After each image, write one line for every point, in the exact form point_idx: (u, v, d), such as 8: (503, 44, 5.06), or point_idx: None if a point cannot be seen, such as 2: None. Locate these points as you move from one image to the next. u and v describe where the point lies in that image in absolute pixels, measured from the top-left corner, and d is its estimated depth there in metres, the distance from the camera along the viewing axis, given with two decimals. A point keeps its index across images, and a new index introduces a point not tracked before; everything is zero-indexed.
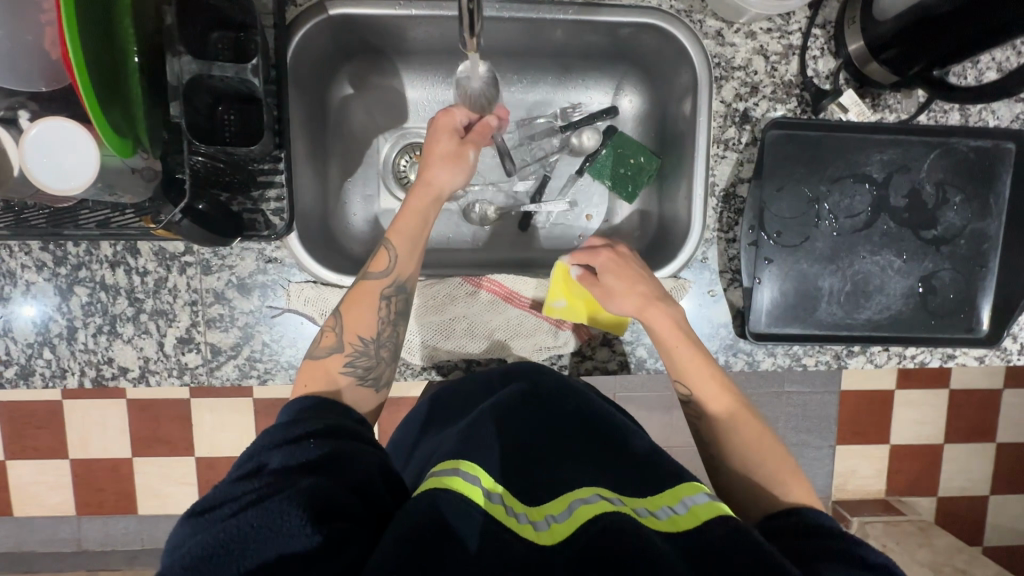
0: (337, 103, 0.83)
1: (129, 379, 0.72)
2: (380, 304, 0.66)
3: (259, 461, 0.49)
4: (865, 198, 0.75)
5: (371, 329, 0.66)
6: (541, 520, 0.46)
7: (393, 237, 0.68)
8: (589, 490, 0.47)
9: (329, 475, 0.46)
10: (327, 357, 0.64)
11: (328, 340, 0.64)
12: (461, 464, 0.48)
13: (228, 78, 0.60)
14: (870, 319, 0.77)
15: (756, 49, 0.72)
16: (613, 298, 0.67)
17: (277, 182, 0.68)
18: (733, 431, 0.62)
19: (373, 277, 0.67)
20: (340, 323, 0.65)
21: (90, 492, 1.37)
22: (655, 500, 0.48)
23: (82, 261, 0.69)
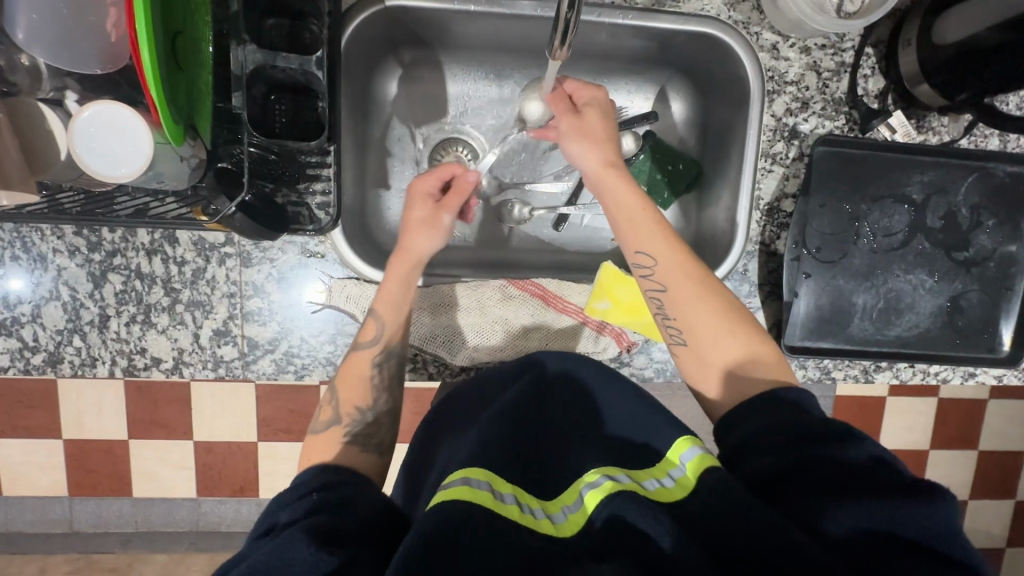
0: (380, 95, 0.81)
1: (162, 370, 0.70)
2: (372, 371, 0.65)
3: (269, 520, 0.48)
4: (903, 218, 0.76)
5: (368, 398, 0.64)
6: (558, 512, 0.49)
7: (380, 305, 0.66)
8: (595, 474, 0.50)
9: (334, 515, 0.47)
10: (327, 431, 0.62)
11: (326, 414, 0.63)
12: (472, 475, 0.48)
13: (292, 70, 0.59)
14: (899, 336, 0.78)
15: (809, 65, 0.72)
16: (584, 137, 0.69)
17: (324, 175, 0.66)
18: (703, 326, 0.61)
19: (363, 347, 0.65)
20: (336, 397, 0.64)
21: (81, 473, 1.26)
22: (658, 471, 0.52)
23: (118, 248, 0.67)
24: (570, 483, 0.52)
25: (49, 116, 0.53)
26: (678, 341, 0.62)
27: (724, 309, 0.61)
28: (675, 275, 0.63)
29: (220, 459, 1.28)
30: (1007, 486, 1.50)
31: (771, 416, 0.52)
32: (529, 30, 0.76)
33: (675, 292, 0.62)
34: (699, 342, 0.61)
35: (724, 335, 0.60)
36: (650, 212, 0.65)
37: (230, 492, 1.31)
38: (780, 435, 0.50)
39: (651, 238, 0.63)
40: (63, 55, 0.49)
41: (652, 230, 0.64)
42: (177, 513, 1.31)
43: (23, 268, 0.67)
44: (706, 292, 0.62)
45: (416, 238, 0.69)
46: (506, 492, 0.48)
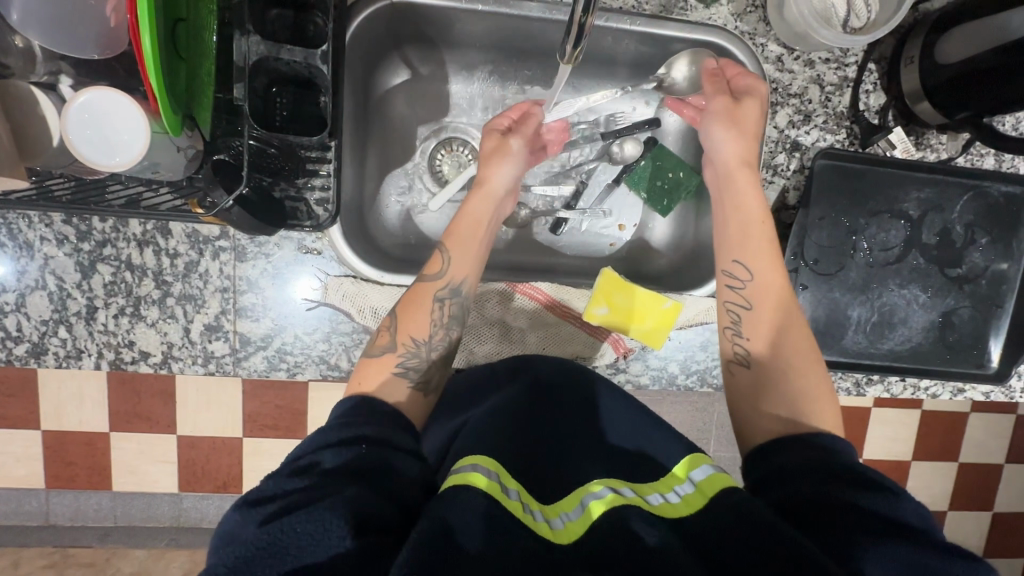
0: (382, 90, 0.80)
1: (150, 364, 0.68)
2: (434, 306, 0.64)
3: (311, 459, 0.45)
4: (900, 233, 0.76)
5: (425, 330, 0.62)
6: (556, 518, 0.48)
7: (453, 248, 0.66)
8: (599, 485, 0.50)
9: (367, 489, 0.43)
10: (381, 356, 0.60)
11: (383, 339, 0.61)
12: (478, 462, 0.48)
13: (296, 62, 0.57)
14: (892, 350, 0.79)
15: (813, 79, 0.73)
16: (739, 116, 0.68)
17: (324, 171, 0.65)
18: (778, 326, 0.62)
19: (429, 278, 0.65)
20: (395, 324, 0.62)
21: (60, 466, 1.24)
22: (665, 484, 0.51)
23: (108, 238, 0.66)
24: (574, 489, 0.51)
25: (40, 99, 0.51)
26: (737, 332, 0.64)
27: (790, 320, 0.63)
28: (767, 265, 0.65)
29: (203, 454, 1.26)
30: (985, 499, 1.53)
31: (812, 453, 0.51)
32: (536, 31, 0.75)
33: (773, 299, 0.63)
34: (761, 329, 0.63)
35: (796, 338, 0.62)
36: (764, 222, 0.67)
37: (213, 488, 1.30)
38: (820, 467, 0.49)
39: (750, 236, 0.66)
40: (60, 38, 0.47)
41: (760, 235, 0.66)
42: (156, 508, 1.30)
43: (8, 256, 0.65)
44: (778, 297, 0.63)
45: (496, 168, 0.71)
46: (510, 488, 0.48)
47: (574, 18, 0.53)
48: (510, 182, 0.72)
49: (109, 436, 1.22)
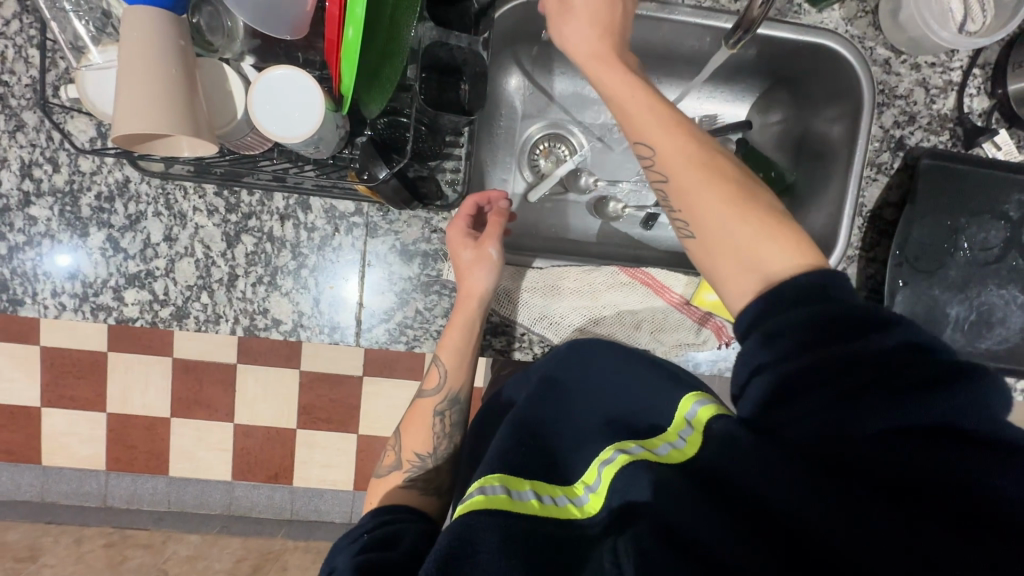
0: (496, 84, 0.85)
1: (280, 332, 0.72)
2: (435, 420, 0.72)
3: (328, 563, 0.54)
4: (999, 233, 0.78)
5: (428, 446, 0.71)
6: (580, 495, 0.52)
7: (442, 354, 0.70)
8: (610, 451, 0.54)
9: (382, 550, 0.53)
10: (389, 475, 0.70)
11: (390, 459, 0.71)
12: (489, 481, 0.50)
13: (460, 48, 0.61)
14: (990, 349, 0.80)
15: (919, 81, 0.75)
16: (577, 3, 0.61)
17: (456, 154, 0.70)
18: (741, 234, 0.55)
19: (428, 394, 0.73)
20: (400, 442, 0.71)
21: (122, 449, 1.36)
22: (672, 434, 0.54)
23: (253, 211, 0.70)
24: (590, 463, 0.56)
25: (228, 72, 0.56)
26: (687, 233, 0.58)
27: (753, 202, 0.55)
28: (670, 147, 0.58)
29: (257, 443, 1.37)
30: None
31: (802, 310, 0.49)
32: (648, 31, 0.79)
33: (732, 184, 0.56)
34: (712, 235, 0.56)
35: (750, 208, 0.55)
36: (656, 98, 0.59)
37: (264, 477, 1.39)
38: (819, 339, 0.47)
39: (689, 164, 0.57)
40: (264, 20, 0.53)
41: (645, 116, 0.59)
42: (209, 494, 1.40)
43: (163, 224, 0.70)
44: (750, 201, 0.55)
45: (477, 277, 0.69)
46: (525, 490, 0.51)
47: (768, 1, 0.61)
48: (489, 290, 0.70)
49: (168, 421, 1.36)
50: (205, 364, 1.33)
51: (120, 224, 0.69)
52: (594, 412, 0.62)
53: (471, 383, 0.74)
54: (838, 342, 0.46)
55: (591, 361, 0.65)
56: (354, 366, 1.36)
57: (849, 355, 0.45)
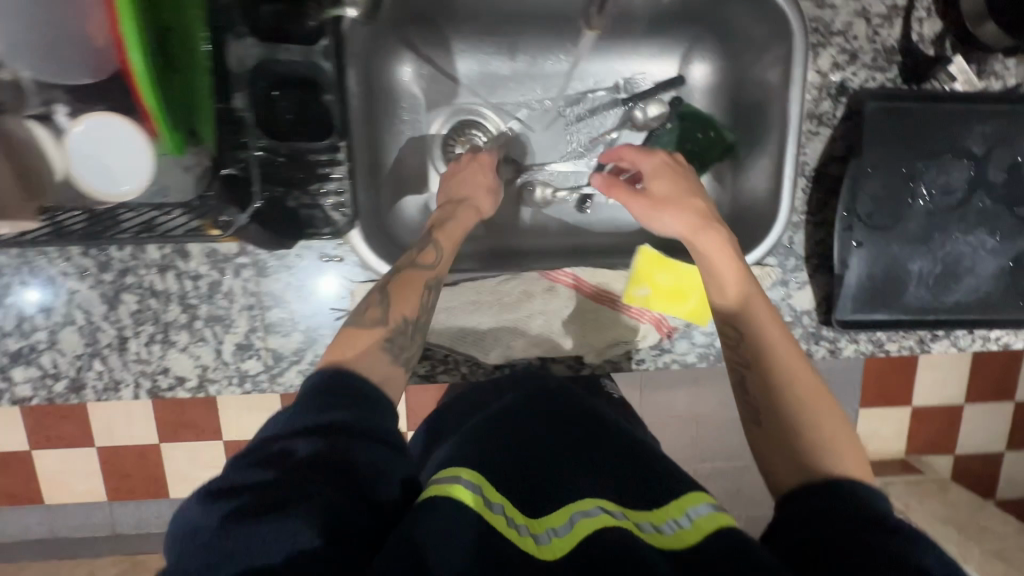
0: (384, 78, 0.75)
1: (187, 389, 0.68)
2: (428, 294, 0.60)
3: (279, 433, 0.44)
4: (963, 174, 0.70)
5: (417, 311, 0.58)
6: (544, 534, 0.40)
7: (443, 236, 0.64)
8: (589, 500, 0.42)
9: (318, 472, 0.40)
10: (370, 329, 0.55)
11: (373, 313, 0.57)
12: (460, 473, 0.43)
13: (296, 61, 0.56)
14: (958, 302, 0.73)
15: (858, 12, 0.65)
16: (668, 206, 0.64)
17: (337, 174, 0.62)
18: (812, 390, 0.54)
19: (427, 266, 0.61)
20: (389, 296, 0.57)
21: (121, 477, 1.33)
22: (660, 513, 0.43)
23: (128, 267, 0.64)
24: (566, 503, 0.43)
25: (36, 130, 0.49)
26: (718, 309, 0.59)
27: (826, 404, 0.53)
28: (715, 247, 0.60)
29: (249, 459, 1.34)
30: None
31: (809, 498, 0.47)
32: None
33: (773, 364, 0.55)
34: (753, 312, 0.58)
35: (809, 377, 0.55)
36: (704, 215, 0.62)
37: None
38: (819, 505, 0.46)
39: (779, 346, 0.56)
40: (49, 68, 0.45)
41: (703, 234, 0.61)
42: None
43: (34, 295, 0.64)
44: (813, 393, 0.54)
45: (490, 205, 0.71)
46: (496, 502, 0.42)
47: None
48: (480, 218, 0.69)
49: (160, 445, 1.31)
50: None
51: None
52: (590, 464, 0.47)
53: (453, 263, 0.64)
54: (842, 526, 0.43)
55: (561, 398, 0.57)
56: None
57: (842, 536, 0.42)
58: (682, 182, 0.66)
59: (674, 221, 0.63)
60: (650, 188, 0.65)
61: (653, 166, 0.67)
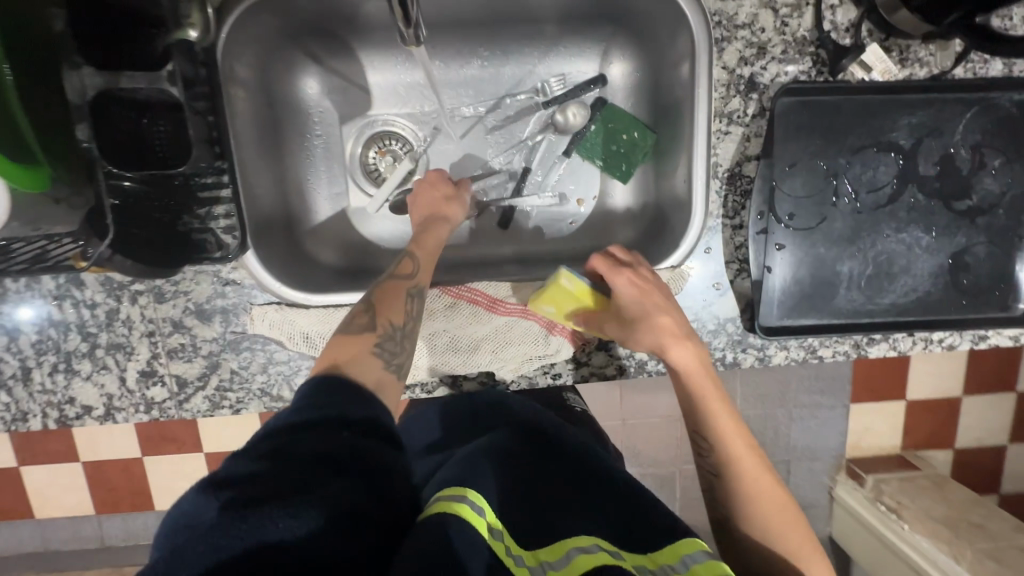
0: (287, 97, 0.73)
1: (94, 418, 0.67)
2: (411, 297, 0.59)
3: (280, 425, 0.41)
4: (890, 168, 0.65)
5: (403, 316, 0.57)
6: (537, 566, 0.42)
7: (418, 250, 0.62)
8: (586, 537, 0.46)
9: (347, 474, 0.38)
10: (353, 337, 0.54)
11: (361, 317, 0.56)
12: (466, 491, 0.42)
13: (145, 89, 0.53)
14: (894, 304, 0.69)
15: (763, 3, 0.62)
16: (645, 331, 0.60)
17: (224, 197, 0.61)
18: (767, 488, 0.57)
19: (403, 275, 0.59)
20: (373, 303, 0.57)
21: (105, 492, 1.36)
22: (653, 556, 0.46)
23: (23, 298, 0.63)
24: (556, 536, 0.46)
25: None
26: (700, 443, 0.59)
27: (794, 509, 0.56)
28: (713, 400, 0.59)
29: None
30: None
31: None
32: None
33: (737, 478, 0.57)
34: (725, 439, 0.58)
35: (798, 523, 0.55)
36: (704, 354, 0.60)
37: None
38: None
39: (740, 458, 0.57)
40: None
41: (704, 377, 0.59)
42: None
43: None
44: (772, 482, 0.57)
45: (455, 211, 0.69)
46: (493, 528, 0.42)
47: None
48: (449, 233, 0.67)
49: (144, 460, 1.34)
50: None
51: None
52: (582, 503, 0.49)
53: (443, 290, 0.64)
54: None
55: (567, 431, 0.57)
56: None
57: None
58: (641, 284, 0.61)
59: (639, 336, 0.60)
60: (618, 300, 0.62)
61: (622, 288, 0.61)
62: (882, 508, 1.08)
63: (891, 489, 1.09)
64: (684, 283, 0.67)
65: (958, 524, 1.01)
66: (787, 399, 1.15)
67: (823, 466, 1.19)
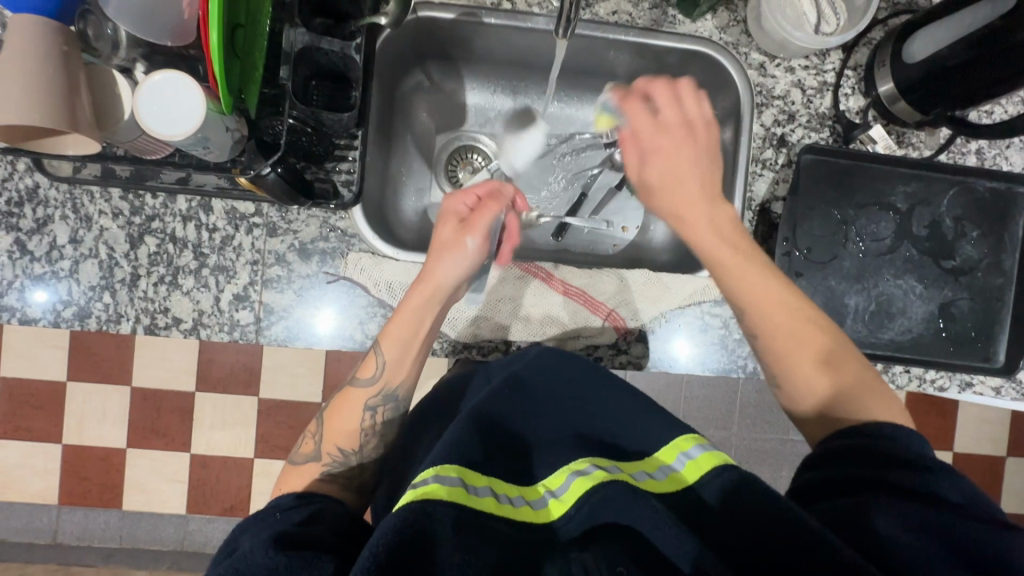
0: (405, 101, 0.89)
1: (180, 330, 0.74)
2: (364, 416, 0.69)
3: (231, 544, 0.53)
4: (889, 224, 0.80)
5: (352, 444, 0.68)
6: (539, 499, 0.55)
7: (384, 343, 0.69)
8: (585, 463, 0.56)
9: (306, 525, 0.53)
10: (305, 464, 0.67)
11: (308, 447, 0.68)
12: (439, 472, 0.51)
13: (334, 52, 0.67)
14: (893, 340, 0.80)
15: (794, 83, 0.81)
16: (653, 155, 0.70)
17: (350, 157, 0.74)
18: (799, 347, 0.64)
19: (361, 385, 0.69)
20: (322, 433, 0.69)
21: (76, 481, 1.31)
22: (650, 463, 0.57)
23: (157, 213, 0.74)
24: (558, 468, 0.58)
25: (118, 79, 0.61)
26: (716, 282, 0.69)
27: (842, 355, 0.64)
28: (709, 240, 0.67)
29: (213, 474, 1.33)
30: None
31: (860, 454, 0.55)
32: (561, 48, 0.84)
33: (772, 332, 0.65)
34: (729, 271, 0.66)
35: (853, 366, 0.64)
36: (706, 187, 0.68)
37: (220, 510, 1.34)
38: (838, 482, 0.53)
39: (797, 334, 0.65)
40: (142, 25, 0.57)
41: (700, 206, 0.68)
42: (162, 530, 1.34)
43: (69, 227, 0.73)
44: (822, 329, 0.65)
45: (442, 265, 0.69)
46: (482, 486, 0.53)
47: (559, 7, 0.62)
48: (458, 279, 0.70)
49: (125, 451, 1.30)
50: (162, 393, 1.29)
51: (27, 227, 0.73)
52: (565, 423, 0.65)
53: (411, 385, 0.71)
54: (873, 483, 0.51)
55: (559, 388, 0.68)
56: (313, 393, 1.32)
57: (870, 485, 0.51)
58: (681, 106, 0.70)
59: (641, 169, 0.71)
60: (641, 133, 0.71)
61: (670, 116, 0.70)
62: None
63: None
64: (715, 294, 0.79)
65: None
66: None
67: None
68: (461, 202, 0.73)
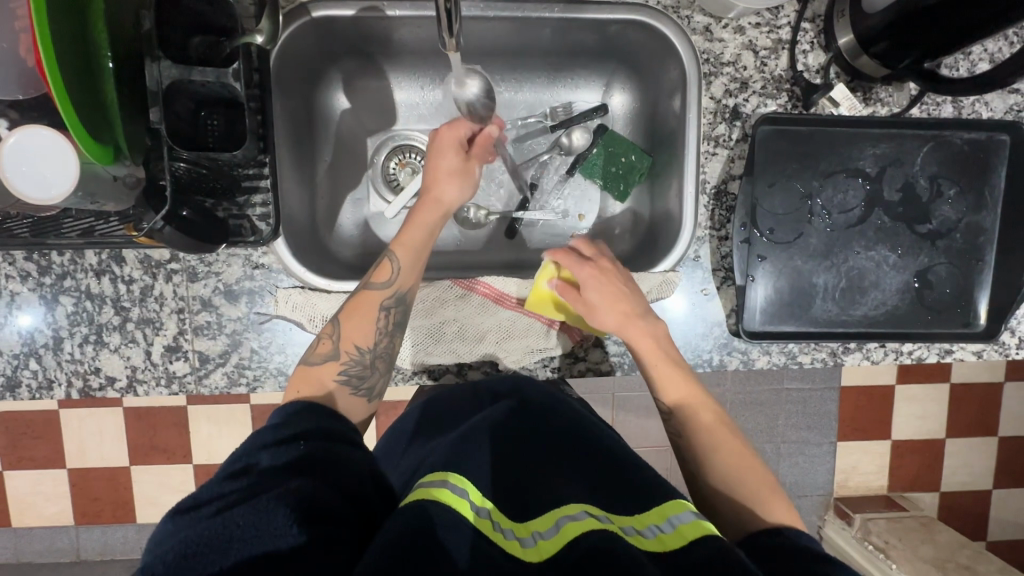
0: (325, 107, 0.81)
1: (117, 389, 0.71)
2: (379, 314, 0.64)
3: (248, 459, 0.48)
4: (858, 193, 0.74)
5: (369, 340, 0.64)
6: (528, 536, 0.47)
7: (398, 248, 0.66)
8: (576, 508, 0.48)
9: (315, 475, 0.46)
10: (323, 364, 0.63)
11: (325, 347, 0.63)
12: (448, 476, 0.49)
13: (209, 83, 0.61)
14: (866, 316, 0.75)
15: (745, 45, 0.73)
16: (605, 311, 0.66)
17: (263, 186, 0.68)
18: (726, 440, 0.62)
19: (376, 287, 0.65)
20: (338, 331, 0.63)
21: (88, 501, 1.32)
22: (641, 518, 0.49)
23: (67, 270, 0.69)
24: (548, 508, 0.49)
25: None
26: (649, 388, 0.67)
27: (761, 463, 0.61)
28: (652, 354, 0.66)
29: None
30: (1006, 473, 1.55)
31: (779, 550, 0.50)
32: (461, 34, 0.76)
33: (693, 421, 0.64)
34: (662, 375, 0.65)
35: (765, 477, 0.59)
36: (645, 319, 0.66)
37: None
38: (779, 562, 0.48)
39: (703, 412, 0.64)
40: None
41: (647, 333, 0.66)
42: None
43: None
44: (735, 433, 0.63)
45: (451, 189, 0.70)
46: (481, 507, 0.48)
47: (439, 5, 0.54)
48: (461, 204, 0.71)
49: (129, 468, 1.31)
50: (154, 410, 1.29)
51: None
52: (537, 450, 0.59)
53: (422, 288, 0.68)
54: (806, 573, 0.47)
55: (566, 411, 0.63)
56: None
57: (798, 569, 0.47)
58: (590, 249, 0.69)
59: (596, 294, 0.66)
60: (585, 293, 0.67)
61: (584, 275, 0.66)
62: (869, 547, 1.37)
63: (878, 529, 1.37)
64: (675, 286, 0.73)
65: (946, 564, 1.29)
66: (776, 435, 1.47)
67: (814, 503, 1.50)
68: (453, 134, 0.71)
